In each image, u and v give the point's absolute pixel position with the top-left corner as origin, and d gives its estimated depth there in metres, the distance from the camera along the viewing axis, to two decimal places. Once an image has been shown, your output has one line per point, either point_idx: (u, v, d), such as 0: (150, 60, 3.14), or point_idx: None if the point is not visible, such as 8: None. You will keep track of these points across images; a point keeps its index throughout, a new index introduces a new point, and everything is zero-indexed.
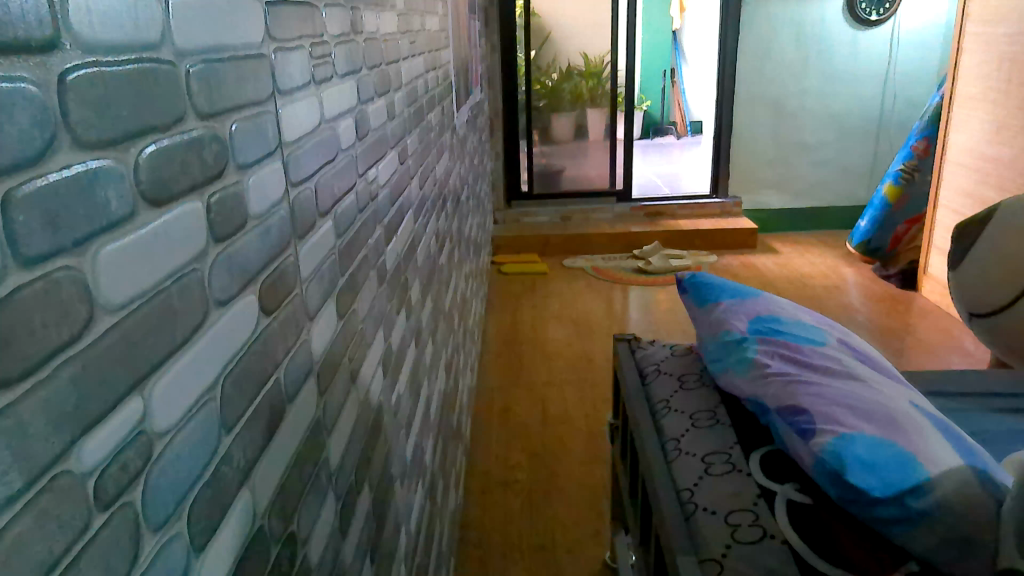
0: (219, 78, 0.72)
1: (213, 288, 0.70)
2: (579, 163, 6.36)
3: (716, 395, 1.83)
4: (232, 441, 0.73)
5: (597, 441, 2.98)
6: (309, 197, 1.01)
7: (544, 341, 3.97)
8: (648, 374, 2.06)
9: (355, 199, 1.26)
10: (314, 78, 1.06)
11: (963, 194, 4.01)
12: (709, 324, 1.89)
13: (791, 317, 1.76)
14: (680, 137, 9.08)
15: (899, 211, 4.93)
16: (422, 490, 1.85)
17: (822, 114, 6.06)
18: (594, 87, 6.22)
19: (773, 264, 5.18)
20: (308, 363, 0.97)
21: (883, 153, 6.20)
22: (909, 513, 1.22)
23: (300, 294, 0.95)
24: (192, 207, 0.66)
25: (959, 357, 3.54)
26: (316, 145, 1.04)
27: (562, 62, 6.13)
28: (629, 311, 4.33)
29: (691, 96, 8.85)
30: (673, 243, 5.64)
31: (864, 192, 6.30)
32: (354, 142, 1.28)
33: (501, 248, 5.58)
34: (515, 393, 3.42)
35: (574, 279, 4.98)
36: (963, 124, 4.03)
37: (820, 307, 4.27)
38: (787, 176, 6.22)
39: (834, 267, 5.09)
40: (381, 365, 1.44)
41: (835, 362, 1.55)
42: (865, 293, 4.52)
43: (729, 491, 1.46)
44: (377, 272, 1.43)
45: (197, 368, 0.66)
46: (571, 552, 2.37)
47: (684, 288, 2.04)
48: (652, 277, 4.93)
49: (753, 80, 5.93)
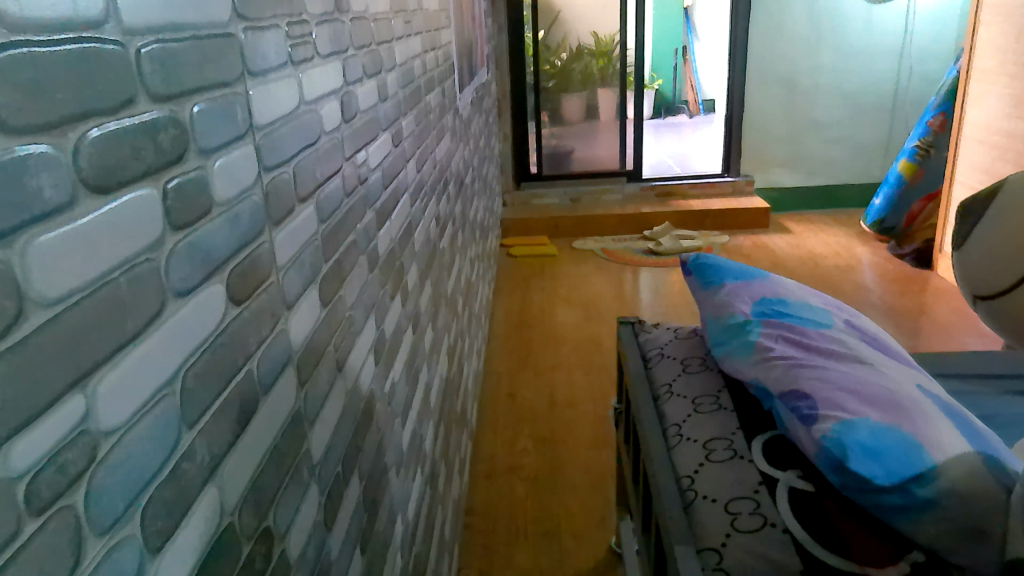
0: (175, 59, 0.82)
1: (171, 279, 0.80)
2: (589, 144, 6.12)
3: (721, 378, 1.80)
4: (195, 436, 0.84)
5: (604, 426, 2.96)
6: (286, 181, 1.11)
7: (552, 324, 3.95)
8: (651, 358, 2.04)
9: (341, 183, 1.32)
10: (292, 59, 1.14)
11: (980, 171, 3.93)
12: (713, 306, 1.86)
13: (798, 299, 1.73)
14: (692, 116, 9.01)
15: (914, 188, 4.84)
16: (421, 480, 1.84)
17: (836, 90, 5.95)
18: (604, 67, 5.90)
19: (786, 244, 5.11)
20: (287, 353, 1.09)
21: (899, 129, 6.08)
22: (916, 501, 1.20)
23: (276, 283, 1.06)
24: (146, 193, 0.76)
25: (975, 337, 3.49)
26: (295, 128, 1.14)
27: (571, 42, 5.84)
28: (639, 293, 4.29)
29: (703, 75, 8.75)
30: (683, 224, 5.57)
31: (880, 170, 6.19)
32: (340, 123, 1.34)
33: (510, 230, 5.53)
34: (522, 377, 3.41)
35: (584, 261, 4.94)
36: (981, 99, 3.93)
37: (833, 287, 4.21)
38: (800, 154, 6.12)
39: (849, 245, 5.01)
40: (372, 352, 1.48)
41: (840, 345, 1.51)
42: (879, 272, 4.46)
43: (730, 479, 1.44)
44: (368, 258, 1.47)
45: (157, 360, 0.77)
46: (577, 539, 2.36)
47: (688, 270, 2.00)
48: (663, 258, 4.88)
49: (766, 57, 5.83)
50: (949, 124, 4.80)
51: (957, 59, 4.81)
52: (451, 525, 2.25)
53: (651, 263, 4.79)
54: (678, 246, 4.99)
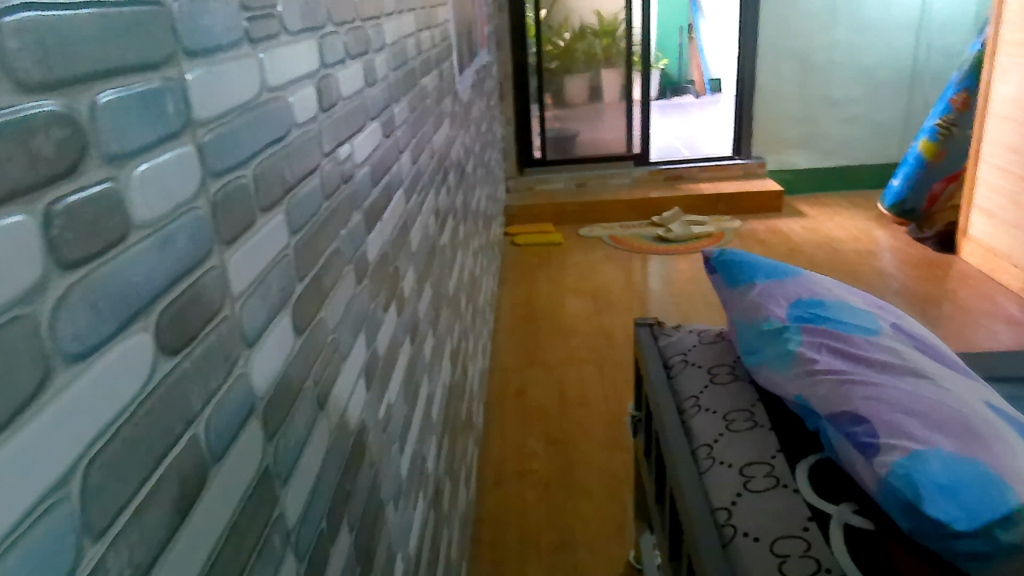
0: (58, 35, 0.65)
1: (60, 336, 0.63)
2: (594, 127, 5.90)
3: (754, 391, 1.71)
4: (105, 547, 0.67)
5: (619, 425, 2.86)
6: (245, 187, 1.02)
7: (561, 315, 3.84)
8: (673, 366, 1.94)
9: (318, 183, 1.28)
10: (249, 36, 1.06)
11: (1008, 150, 3.78)
12: (741, 308, 1.79)
13: (836, 301, 1.68)
14: (699, 96, 8.85)
15: (935, 168, 4.68)
16: (425, 502, 1.88)
17: (851, 66, 5.78)
18: (608, 47, 5.66)
19: (800, 228, 4.98)
20: (247, 400, 0.98)
21: (916, 107, 5.92)
22: (997, 546, 1.14)
23: (229, 315, 0.95)
24: (13, 219, 0.59)
25: (1006, 325, 3.36)
26: (253, 121, 1.06)
27: (574, 21, 5.60)
28: (649, 281, 4.18)
29: (709, 54, 8.58)
30: (693, 209, 5.45)
31: (897, 149, 6.04)
32: (317, 114, 1.30)
33: (515, 218, 5.42)
34: (531, 372, 3.30)
35: (592, 248, 4.82)
36: (1009, 72, 3.77)
37: (852, 273, 4.10)
38: (813, 134, 5.96)
39: (867, 230, 4.87)
40: (364, 374, 1.48)
41: (894, 357, 1.47)
42: (899, 257, 4.33)
43: (774, 511, 1.35)
44: (354, 267, 1.46)
45: (65, 428, 0.63)
46: (592, 550, 2.27)
47: (712, 267, 1.92)
48: (674, 245, 4.76)
49: (778, 34, 5.67)
50: (972, 101, 4.62)
51: (981, 32, 4.63)
52: (457, 539, 2.19)
53: (660, 249, 4.68)
54: (688, 231, 4.86)
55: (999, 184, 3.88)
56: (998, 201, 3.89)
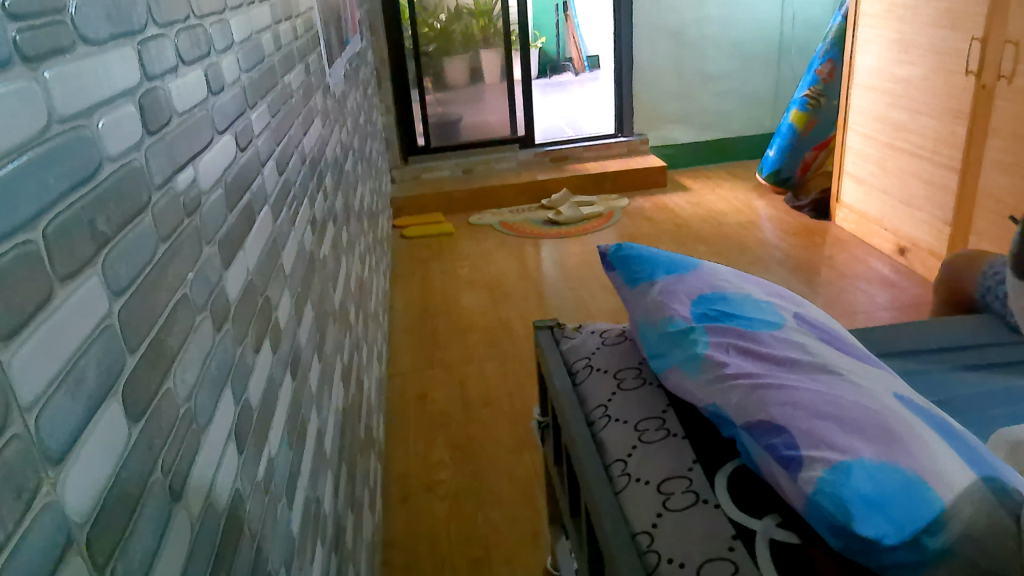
0: None
1: None
2: (477, 109, 5.82)
3: (663, 396, 1.71)
4: None
5: (524, 424, 2.82)
6: (36, 254, 0.77)
7: (458, 310, 3.76)
8: (580, 374, 1.93)
9: (149, 225, 1.06)
10: (22, 52, 0.80)
11: (874, 118, 3.98)
12: (645, 309, 1.77)
13: (739, 296, 1.66)
14: (579, 73, 8.90)
15: (807, 137, 4.90)
16: (324, 546, 1.76)
17: (722, 40, 5.93)
18: (485, 27, 5.55)
19: (686, 203, 5.10)
20: (63, 531, 0.76)
21: (785, 78, 6.16)
22: (924, 555, 1.15)
23: (20, 432, 0.71)
24: None
25: (884, 288, 3.55)
26: (41, 163, 0.81)
27: (449, 2, 5.45)
28: (543, 267, 4.16)
29: (586, 31, 8.63)
30: (581, 189, 5.48)
31: (769, 119, 6.28)
32: (144, 139, 1.10)
33: (403, 210, 5.26)
34: (431, 375, 3.21)
35: (483, 237, 4.75)
36: (870, 44, 3.97)
37: (737, 245, 4.22)
38: (690, 108, 6.11)
39: (747, 201, 5.04)
40: (234, 438, 1.30)
41: (799, 351, 1.48)
42: (780, 226, 4.50)
43: (698, 532, 1.34)
44: (211, 312, 1.28)
45: None
46: (508, 560, 2.22)
47: (610, 265, 1.90)
48: (565, 227, 4.75)
49: (652, 10, 5.74)
50: (837, 71, 4.85)
51: (841, 5, 4.88)
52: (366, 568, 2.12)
53: (551, 234, 4.65)
54: (578, 213, 4.87)
55: (867, 151, 4.08)
56: (868, 167, 4.10)
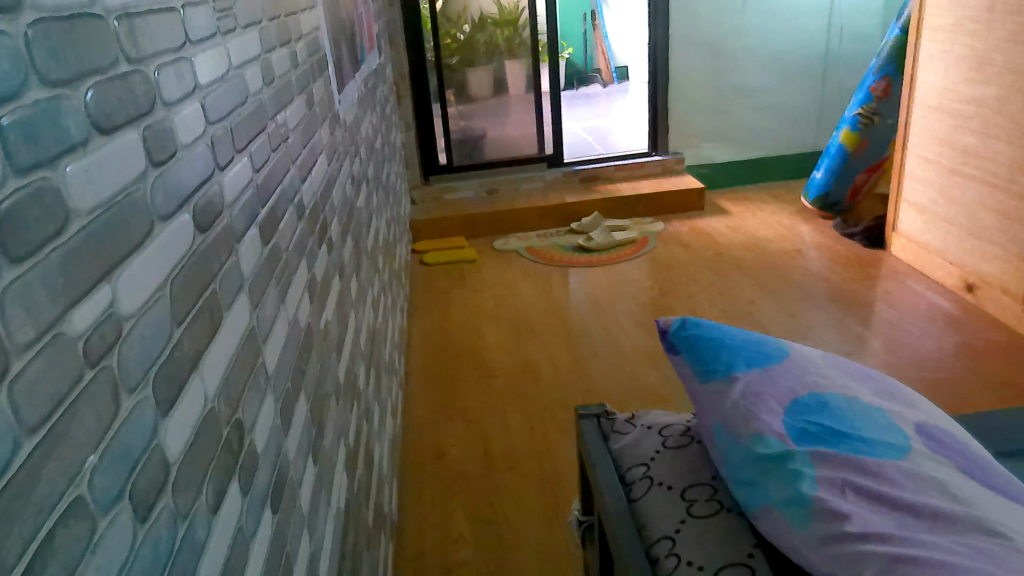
0: None
1: None
2: (500, 123, 5.52)
3: (749, 533, 1.30)
4: None
5: (556, 489, 2.42)
6: None
7: (482, 351, 3.39)
8: (636, 488, 1.54)
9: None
10: None
11: (937, 142, 3.73)
12: (721, 411, 1.37)
13: (849, 407, 1.29)
14: (607, 85, 8.55)
15: (858, 158, 4.64)
16: None
17: (761, 53, 5.51)
18: (510, 37, 5.29)
19: (723, 227, 4.83)
20: None
21: (831, 92, 5.76)
22: None
23: None
24: None
25: (955, 334, 3.24)
26: None
27: (472, 11, 5.17)
28: (572, 298, 3.88)
29: (615, 41, 8.35)
30: (612, 212, 5.18)
31: (814, 138, 5.87)
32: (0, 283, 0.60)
33: (422, 232, 4.98)
34: (449, 427, 2.82)
35: (508, 265, 4.47)
36: (932, 61, 3.73)
37: (784, 278, 3.96)
38: (728, 125, 5.67)
39: (791, 224, 4.80)
40: None
41: (943, 497, 1.10)
42: (828, 255, 4.25)
43: None
44: (138, 497, 0.78)
45: None
46: None
47: (675, 349, 1.52)
48: (595, 255, 4.47)
49: (689, 21, 5.32)
50: (892, 89, 4.52)
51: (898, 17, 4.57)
52: None
53: (579, 262, 4.38)
54: (610, 239, 4.60)
55: (927, 176, 3.86)
56: (928, 195, 3.87)
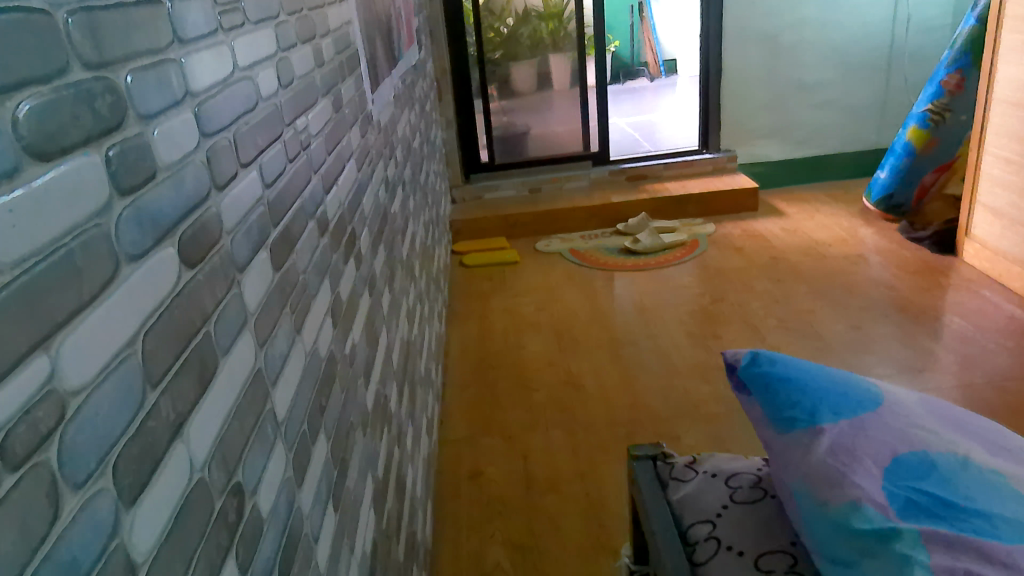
0: None
1: None
2: (543, 120, 5.18)
3: None
4: None
5: (606, 519, 2.16)
6: None
7: (527, 352, 3.16)
8: (703, 547, 1.43)
9: None
10: None
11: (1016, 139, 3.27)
12: (801, 469, 1.24)
13: (951, 469, 1.18)
14: (653, 81, 8.25)
15: (925, 158, 4.18)
16: None
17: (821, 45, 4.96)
18: (556, 31, 4.93)
19: (779, 230, 4.34)
20: None
21: (896, 85, 5.12)
22: None
23: None
24: None
25: None
26: None
27: (517, 3, 4.86)
28: (618, 304, 3.53)
29: (664, 33, 8.20)
30: (663, 213, 4.71)
31: (871, 133, 5.24)
32: None
33: (461, 233, 4.65)
34: (491, 440, 2.59)
35: (549, 269, 4.10)
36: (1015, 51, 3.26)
37: (844, 286, 3.51)
38: (783, 121, 5.15)
39: (852, 228, 4.32)
40: None
41: None
42: (894, 261, 3.78)
43: None
44: None
45: None
46: None
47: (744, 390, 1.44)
48: (642, 260, 4.04)
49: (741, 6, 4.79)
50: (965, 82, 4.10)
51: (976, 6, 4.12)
52: None
53: (626, 267, 3.96)
54: (658, 243, 4.16)
55: (1007, 179, 3.37)
56: (1007, 198, 3.39)
